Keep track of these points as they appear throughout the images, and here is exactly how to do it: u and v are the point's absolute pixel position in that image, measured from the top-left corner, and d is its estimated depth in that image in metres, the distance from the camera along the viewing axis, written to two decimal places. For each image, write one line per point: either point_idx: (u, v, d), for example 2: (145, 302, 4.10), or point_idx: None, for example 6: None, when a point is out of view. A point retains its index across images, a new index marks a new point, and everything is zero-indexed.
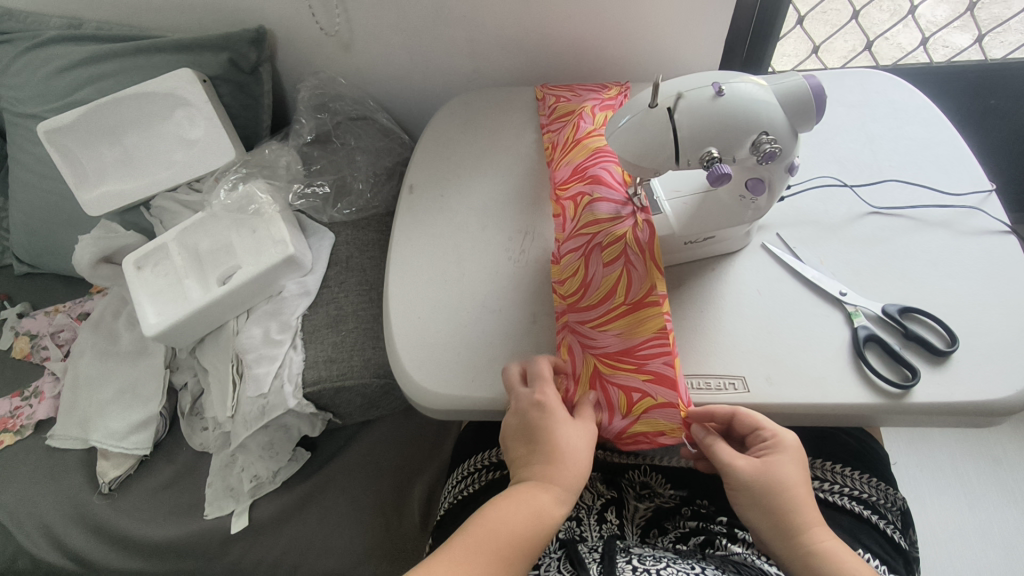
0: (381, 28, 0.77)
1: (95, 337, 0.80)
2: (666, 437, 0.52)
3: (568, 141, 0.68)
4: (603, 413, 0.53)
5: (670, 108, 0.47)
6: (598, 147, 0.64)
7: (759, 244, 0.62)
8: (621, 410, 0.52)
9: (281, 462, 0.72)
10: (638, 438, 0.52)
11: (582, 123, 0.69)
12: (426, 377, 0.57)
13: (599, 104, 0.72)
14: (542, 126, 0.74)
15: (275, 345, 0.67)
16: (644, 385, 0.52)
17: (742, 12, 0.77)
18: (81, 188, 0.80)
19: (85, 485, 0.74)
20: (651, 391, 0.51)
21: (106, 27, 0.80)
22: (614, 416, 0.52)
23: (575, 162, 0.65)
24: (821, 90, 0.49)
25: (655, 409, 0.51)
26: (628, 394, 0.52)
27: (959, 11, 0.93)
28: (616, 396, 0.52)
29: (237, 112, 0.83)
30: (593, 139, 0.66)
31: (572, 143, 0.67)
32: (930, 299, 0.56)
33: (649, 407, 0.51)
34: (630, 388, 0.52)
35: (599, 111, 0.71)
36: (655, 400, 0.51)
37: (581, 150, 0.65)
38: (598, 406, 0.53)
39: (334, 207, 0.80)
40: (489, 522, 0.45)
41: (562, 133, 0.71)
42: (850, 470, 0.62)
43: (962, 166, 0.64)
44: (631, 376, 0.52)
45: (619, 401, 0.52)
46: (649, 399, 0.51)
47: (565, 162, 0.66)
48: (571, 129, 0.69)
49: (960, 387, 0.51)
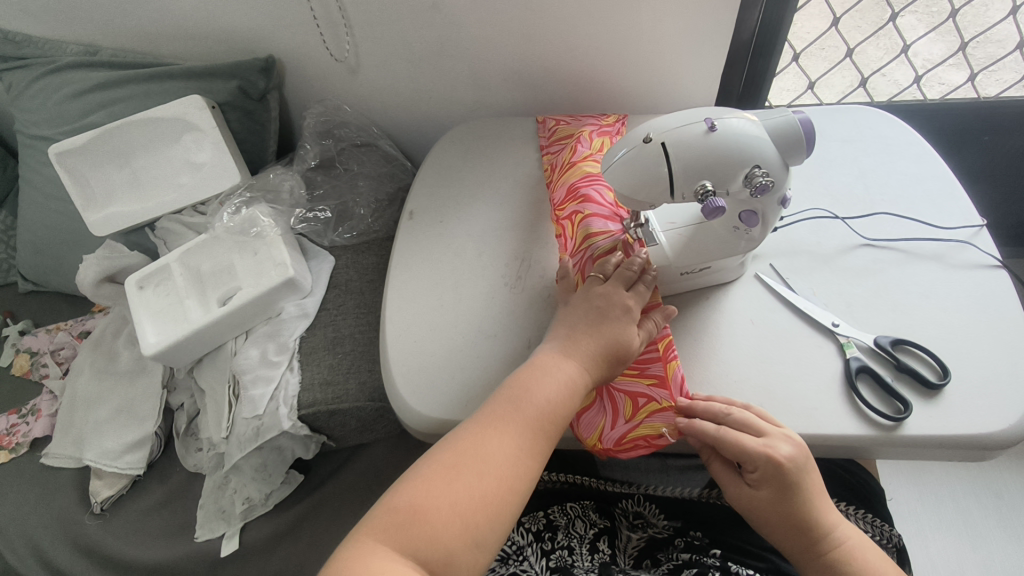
0: (387, 59, 0.79)
1: (95, 356, 0.81)
2: (664, 440, 0.54)
3: (564, 163, 0.71)
4: (607, 419, 0.55)
5: (663, 143, 0.48)
6: (589, 170, 0.67)
7: (753, 274, 0.63)
8: (626, 415, 0.54)
9: (275, 485, 0.71)
10: (635, 442, 0.54)
11: (579, 147, 0.72)
12: (421, 402, 0.57)
13: (597, 129, 0.76)
14: (542, 149, 0.77)
15: (273, 366, 0.68)
16: (648, 389, 0.55)
17: (738, 49, 0.80)
18: (88, 210, 0.81)
19: (77, 505, 0.73)
20: (655, 394, 0.54)
21: (120, 54, 0.83)
22: (617, 420, 0.55)
23: (570, 182, 0.67)
24: (809, 126, 0.51)
25: (658, 412, 0.54)
26: (634, 399, 0.55)
27: (952, 50, 0.95)
28: (622, 401, 0.55)
29: (244, 138, 0.85)
30: (589, 163, 0.69)
31: (567, 165, 0.70)
32: (923, 332, 0.56)
33: (652, 411, 0.54)
34: (635, 393, 0.55)
35: (597, 136, 0.74)
36: (659, 404, 0.54)
37: (575, 172, 0.68)
38: (603, 410, 0.56)
39: (335, 231, 0.82)
40: (517, 410, 0.48)
41: (560, 155, 0.73)
42: (845, 506, 0.61)
43: (954, 201, 0.65)
44: (635, 382, 0.55)
45: (624, 406, 0.55)
46: (654, 403, 0.54)
47: (561, 183, 0.68)
48: (568, 151, 0.72)
49: (954, 420, 0.51)
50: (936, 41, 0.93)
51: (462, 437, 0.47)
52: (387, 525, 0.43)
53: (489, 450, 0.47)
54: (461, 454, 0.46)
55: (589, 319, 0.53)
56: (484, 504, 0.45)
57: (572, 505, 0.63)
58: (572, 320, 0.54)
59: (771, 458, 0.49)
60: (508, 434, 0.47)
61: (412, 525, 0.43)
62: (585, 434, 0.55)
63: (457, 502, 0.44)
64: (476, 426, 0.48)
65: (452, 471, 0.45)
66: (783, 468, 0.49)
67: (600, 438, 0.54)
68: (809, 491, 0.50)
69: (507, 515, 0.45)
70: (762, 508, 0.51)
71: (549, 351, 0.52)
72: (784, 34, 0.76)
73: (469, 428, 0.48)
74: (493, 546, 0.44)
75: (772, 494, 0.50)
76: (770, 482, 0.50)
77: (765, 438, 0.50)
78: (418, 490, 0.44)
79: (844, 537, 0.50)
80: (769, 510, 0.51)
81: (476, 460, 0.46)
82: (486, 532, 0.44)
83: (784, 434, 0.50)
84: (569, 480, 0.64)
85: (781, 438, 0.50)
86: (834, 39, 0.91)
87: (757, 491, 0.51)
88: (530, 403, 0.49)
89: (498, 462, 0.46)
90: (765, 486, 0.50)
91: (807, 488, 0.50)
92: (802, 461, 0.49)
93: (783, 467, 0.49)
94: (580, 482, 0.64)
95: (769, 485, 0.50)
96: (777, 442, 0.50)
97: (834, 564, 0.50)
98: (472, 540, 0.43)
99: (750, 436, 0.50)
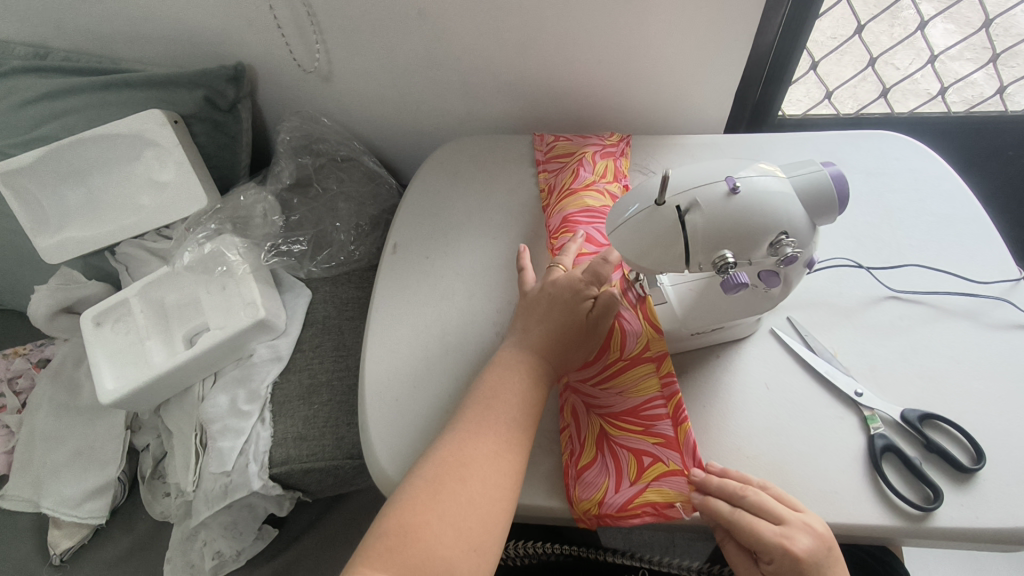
0: (370, 68, 0.72)
1: (54, 388, 0.75)
2: (676, 511, 0.47)
3: (564, 187, 0.66)
4: (610, 479, 0.49)
5: (677, 207, 0.42)
6: (588, 205, 0.62)
7: (768, 329, 0.58)
8: (631, 475, 0.48)
9: (247, 541, 0.68)
10: (641, 509, 0.47)
11: (581, 170, 0.66)
12: (403, 472, 0.52)
13: (600, 148, 0.69)
14: (537, 163, 0.71)
15: (242, 416, 0.63)
16: (654, 449, 0.49)
17: (759, 50, 0.71)
18: (40, 234, 0.77)
19: (34, 556, 0.69)
20: (662, 455, 0.49)
21: (73, 57, 0.75)
22: (622, 482, 0.48)
23: (566, 212, 0.63)
24: (843, 183, 0.44)
25: (666, 476, 0.48)
26: (638, 457, 0.49)
27: (982, 63, 0.86)
28: (626, 460, 0.49)
29: (212, 152, 0.79)
30: (591, 195, 0.64)
31: (566, 191, 0.65)
32: (954, 404, 0.51)
33: (659, 474, 0.48)
34: (640, 451, 0.49)
35: (601, 157, 0.68)
36: (667, 466, 0.48)
37: (574, 202, 0.63)
38: (606, 470, 0.49)
39: (312, 261, 0.77)
40: (494, 415, 0.48)
41: (559, 176, 0.68)
42: None
43: (988, 248, 0.60)
44: (640, 439, 0.50)
45: (629, 465, 0.49)
46: (661, 464, 0.48)
47: (558, 210, 0.64)
48: (569, 175, 0.66)
49: (989, 511, 0.46)
50: (966, 54, 0.84)
51: (445, 450, 0.46)
52: (383, 552, 0.41)
53: (475, 459, 0.45)
54: (448, 468, 0.45)
55: (547, 315, 0.53)
56: (480, 514, 0.43)
57: None
58: (529, 321, 0.54)
59: (789, 552, 0.43)
60: (490, 439, 0.46)
61: (410, 547, 0.41)
62: (585, 494, 0.48)
63: (451, 516, 0.43)
64: (456, 438, 0.47)
65: (442, 486, 0.44)
66: (802, 563, 0.43)
67: (602, 501, 0.48)
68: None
69: (504, 521, 0.44)
70: None
71: (511, 353, 0.52)
72: (807, 33, 0.68)
73: (450, 440, 0.47)
74: (494, 554, 0.43)
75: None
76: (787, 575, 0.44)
77: (784, 526, 0.44)
78: (411, 512, 0.43)
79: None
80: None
81: (465, 472, 0.45)
82: (485, 542, 0.43)
83: (804, 522, 0.44)
84: (567, 552, 0.59)
85: (800, 527, 0.44)
86: (857, 49, 0.80)
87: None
88: (505, 407, 0.48)
89: (486, 468, 0.45)
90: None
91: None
92: (823, 556, 0.43)
93: (802, 562, 0.42)
94: (579, 553, 0.59)
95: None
96: (796, 532, 0.44)
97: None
98: (472, 553, 0.42)
99: (765, 522, 0.44)
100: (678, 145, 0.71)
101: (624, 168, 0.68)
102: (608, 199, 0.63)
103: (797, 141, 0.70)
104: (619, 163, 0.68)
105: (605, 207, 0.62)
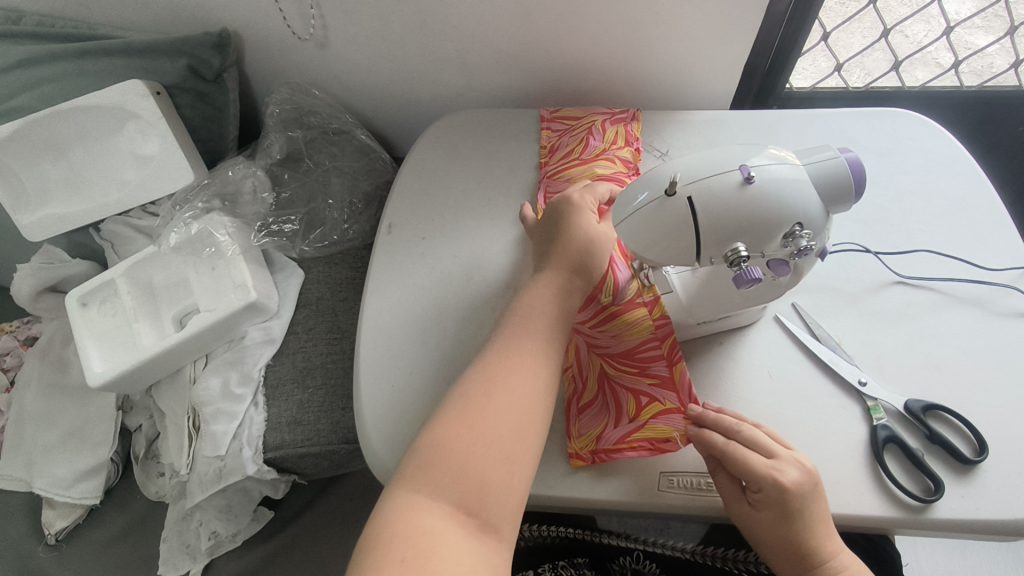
0: (360, 36, 0.68)
1: (44, 367, 0.74)
2: (671, 445, 0.48)
3: (574, 154, 0.65)
4: (609, 417, 0.50)
5: (688, 198, 0.41)
6: (602, 174, 0.61)
7: (772, 316, 0.56)
8: (629, 414, 0.50)
9: (242, 523, 0.70)
10: (637, 442, 0.48)
11: (591, 139, 0.65)
12: (397, 458, 0.51)
13: (610, 114, 0.68)
14: (541, 119, 0.70)
15: (235, 400, 0.63)
16: (650, 388, 0.50)
17: (769, 21, 0.68)
18: (20, 211, 0.74)
19: (30, 535, 0.69)
20: (659, 395, 0.50)
21: (47, 22, 0.72)
22: (620, 419, 0.50)
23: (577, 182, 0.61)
24: (860, 169, 0.43)
25: (662, 414, 0.49)
26: (637, 396, 0.50)
27: (996, 36, 0.81)
28: (625, 399, 0.51)
29: (198, 124, 0.76)
30: (601, 163, 0.62)
31: (576, 160, 0.64)
32: (958, 394, 0.50)
33: (656, 412, 0.49)
34: (637, 391, 0.50)
35: (611, 124, 0.67)
36: (662, 405, 0.49)
37: (585, 173, 0.61)
38: (605, 409, 0.51)
39: (304, 240, 0.76)
40: (523, 334, 0.47)
41: (565, 139, 0.67)
42: None
43: (999, 235, 0.58)
44: (637, 379, 0.51)
45: (627, 404, 0.50)
46: (657, 403, 0.49)
47: (565, 179, 0.63)
48: (578, 146, 0.65)
49: (989, 503, 0.46)
50: (981, 25, 0.79)
51: (475, 376, 0.45)
52: (418, 474, 0.40)
53: (503, 381, 0.44)
54: (478, 391, 0.43)
55: (570, 235, 0.51)
56: (511, 432, 0.42)
57: (563, 564, 0.57)
58: (549, 245, 0.52)
59: (778, 482, 0.42)
60: (519, 358, 0.45)
61: (443, 467, 0.40)
62: (584, 430, 0.50)
63: (482, 435, 0.41)
64: (485, 362, 0.46)
65: (470, 406, 0.42)
66: (789, 494, 0.42)
67: (600, 436, 0.49)
68: (813, 521, 0.43)
69: (537, 439, 0.43)
70: (769, 535, 0.44)
71: (538, 275, 0.51)
72: (819, 7, 0.65)
73: (477, 365, 0.46)
74: (529, 472, 0.42)
75: (770, 518, 0.43)
76: (771, 505, 0.43)
77: (774, 460, 0.44)
78: (442, 433, 0.41)
79: (840, 565, 0.44)
80: (766, 534, 0.44)
81: (492, 392, 0.43)
82: (518, 459, 0.41)
83: (794, 457, 0.44)
84: (564, 534, 0.59)
85: (790, 461, 0.44)
86: (870, 19, 0.75)
87: (755, 512, 0.44)
88: (543, 320, 0.48)
89: (515, 386, 0.44)
90: (765, 509, 0.43)
91: (812, 517, 0.43)
92: (810, 487, 0.43)
93: (789, 493, 0.42)
94: (575, 535, 0.59)
95: (769, 508, 0.43)
96: (785, 465, 0.43)
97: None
98: (504, 469, 0.40)
99: (758, 455, 0.44)
100: (684, 122, 0.68)
101: (636, 133, 0.67)
102: (619, 166, 0.62)
103: (808, 118, 0.67)
104: (630, 128, 0.67)
105: (617, 174, 0.61)
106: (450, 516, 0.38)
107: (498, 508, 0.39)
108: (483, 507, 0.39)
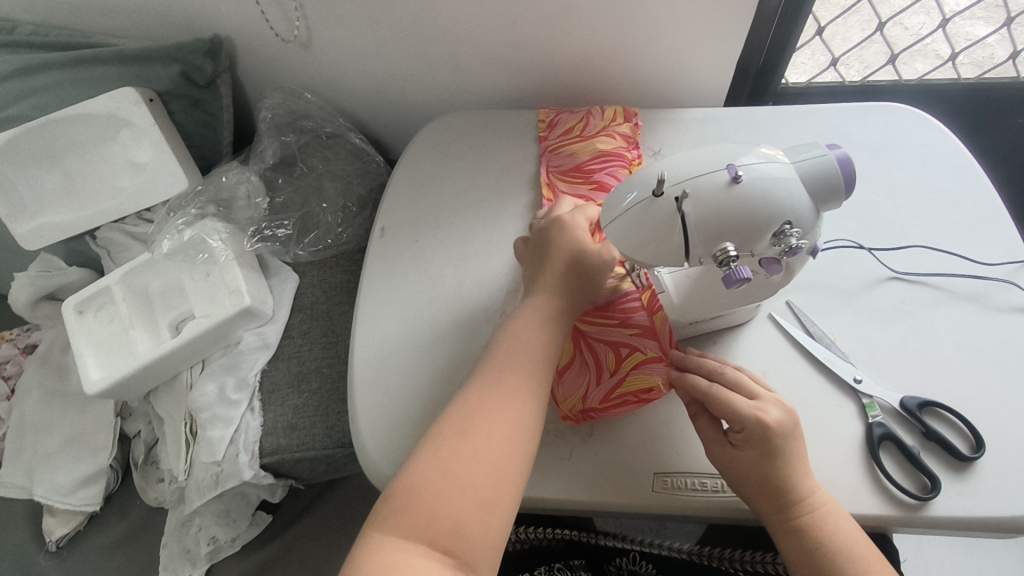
0: (351, 40, 0.68)
1: (43, 374, 0.75)
2: (657, 394, 0.50)
3: (572, 130, 0.67)
4: (590, 376, 0.52)
5: (676, 198, 0.41)
6: (604, 150, 0.64)
7: (767, 314, 0.56)
8: (610, 368, 0.51)
9: (241, 528, 0.70)
10: (623, 397, 0.50)
11: (590, 119, 0.67)
12: (390, 461, 0.51)
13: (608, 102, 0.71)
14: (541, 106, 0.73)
15: (231, 405, 0.63)
16: (632, 339, 0.52)
17: (762, 18, 0.68)
18: (17, 220, 0.75)
19: (32, 541, 0.70)
20: (639, 345, 0.51)
21: (41, 31, 0.72)
22: (602, 375, 0.51)
23: (580, 158, 0.64)
24: (849, 166, 0.42)
25: (644, 363, 0.51)
26: (616, 349, 0.52)
27: (995, 26, 0.79)
28: (604, 353, 0.52)
29: (192, 130, 0.76)
30: (602, 139, 0.65)
31: (577, 137, 0.66)
32: (954, 391, 0.50)
33: (637, 362, 0.51)
34: (617, 344, 0.52)
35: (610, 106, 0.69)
36: (644, 355, 0.51)
37: (587, 148, 0.64)
38: (585, 368, 0.52)
39: (298, 244, 0.76)
40: (506, 370, 0.46)
41: (562, 139, 0.67)
42: None
43: (996, 230, 0.58)
44: (618, 332, 0.52)
45: (607, 358, 0.52)
46: (639, 353, 0.51)
47: (567, 152, 0.65)
48: (579, 123, 0.67)
49: (986, 501, 0.45)
50: (980, 15, 0.77)
51: (455, 412, 0.44)
52: (393, 516, 0.40)
53: (484, 419, 0.43)
54: (457, 430, 0.43)
55: (561, 255, 0.51)
56: (490, 471, 0.42)
57: (559, 566, 0.57)
58: (539, 266, 0.52)
59: (762, 420, 0.44)
60: (502, 395, 0.45)
61: (419, 509, 0.40)
62: (567, 394, 0.51)
63: (459, 475, 0.41)
64: (466, 400, 0.45)
65: (450, 446, 0.42)
66: (772, 432, 0.44)
67: (585, 396, 0.51)
68: (794, 460, 0.44)
69: (518, 477, 0.42)
70: (748, 474, 0.44)
71: (528, 298, 0.51)
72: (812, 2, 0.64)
73: (460, 403, 0.45)
74: (508, 513, 0.41)
75: (754, 457, 0.44)
76: (755, 443, 0.44)
77: (757, 401, 0.45)
78: (419, 473, 0.41)
79: (818, 502, 0.44)
80: (747, 473, 0.44)
81: (472, 430, 0.43)
82: (497, 501, 0.41)
83: (777, 399, 0.46)
84: (561, 535, 0.59)
85: (773, 403, 0.45)
86: (866, 12, 0.74)
87: (737, 452, 0.45)
88: (527, 353, 0.47)
89: (497, 426, 0.43)
90: (748, 448, 0.44)
91: (793, 455, 0.44)
92: (793, 427, 0.44)
93: (772, 431, 0.44)
94: (571, 537, 0.59)
95: (753, 446, 0.44)
96: (769, 406, 0.45)
97: (803, 529, 0.43)
98: (482, 511, 0.40)
99: (741, 397, 0.45)
100: (676, 120, 0.68)
101: (635, 112, 0.69)
102: (619, 142, 0.65)
103: (802, 114, 0.67)
104: (629, 108, 0.69)
105: (618, 150, 0.64)
106: (424, 560, 0.38)
107: (474, 549, 0.39)
108: (460, 549, 0.39)
